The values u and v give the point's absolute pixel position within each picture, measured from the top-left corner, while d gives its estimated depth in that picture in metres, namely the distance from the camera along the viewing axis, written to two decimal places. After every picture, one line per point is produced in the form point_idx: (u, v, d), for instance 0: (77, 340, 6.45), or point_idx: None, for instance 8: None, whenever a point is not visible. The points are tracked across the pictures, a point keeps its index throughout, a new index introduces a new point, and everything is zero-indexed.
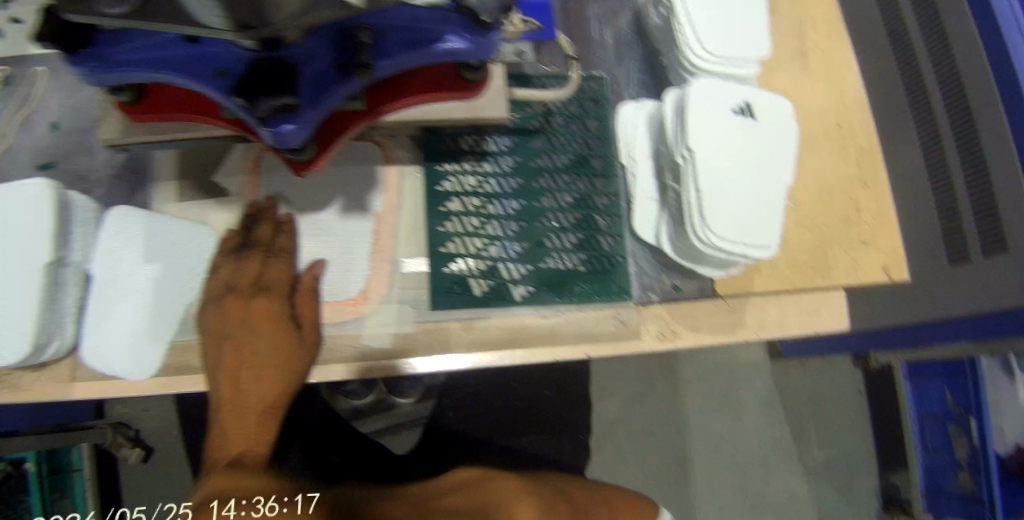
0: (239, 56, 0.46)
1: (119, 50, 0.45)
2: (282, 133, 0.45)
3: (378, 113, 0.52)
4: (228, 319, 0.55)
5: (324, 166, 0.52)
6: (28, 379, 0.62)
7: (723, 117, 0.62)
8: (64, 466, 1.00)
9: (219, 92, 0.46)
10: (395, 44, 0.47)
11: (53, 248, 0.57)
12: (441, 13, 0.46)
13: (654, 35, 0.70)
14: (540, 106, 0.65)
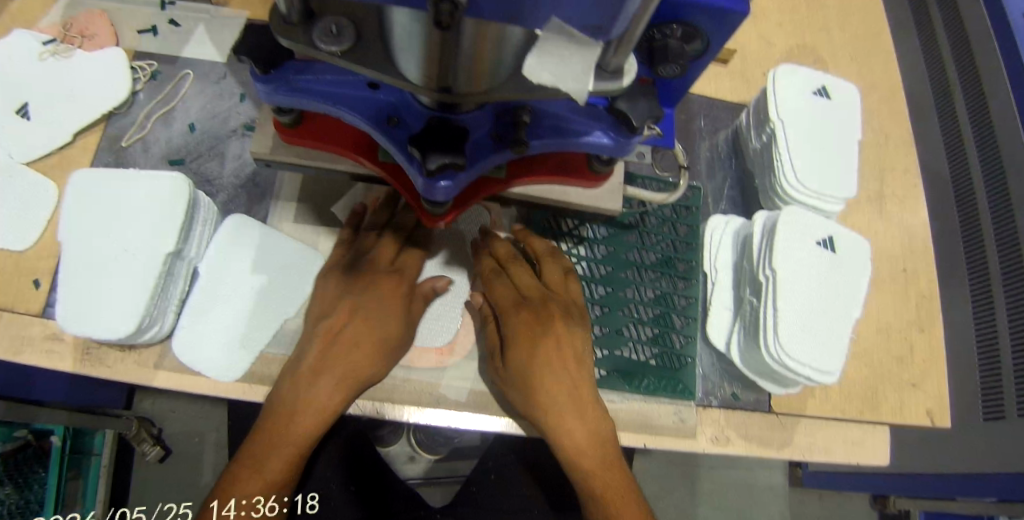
0: (411, 109, 0.51)
1: (306, 80, 0.51)
2: (438, 187, 0.49)
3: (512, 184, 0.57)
4: (356, 282, 0.63)
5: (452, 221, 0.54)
6: (116, 358, 0.66)
7: (808, 247, 0.65)
8: (84, 448, 1.08)
9: (385, 136, 0.51)
10: (546, 129, 0.53)
11: (177, 240, 0.62)
12: (592, 111, 0.53)
13: (751, 157, 0.75)
14: (641, 204, 0.70)
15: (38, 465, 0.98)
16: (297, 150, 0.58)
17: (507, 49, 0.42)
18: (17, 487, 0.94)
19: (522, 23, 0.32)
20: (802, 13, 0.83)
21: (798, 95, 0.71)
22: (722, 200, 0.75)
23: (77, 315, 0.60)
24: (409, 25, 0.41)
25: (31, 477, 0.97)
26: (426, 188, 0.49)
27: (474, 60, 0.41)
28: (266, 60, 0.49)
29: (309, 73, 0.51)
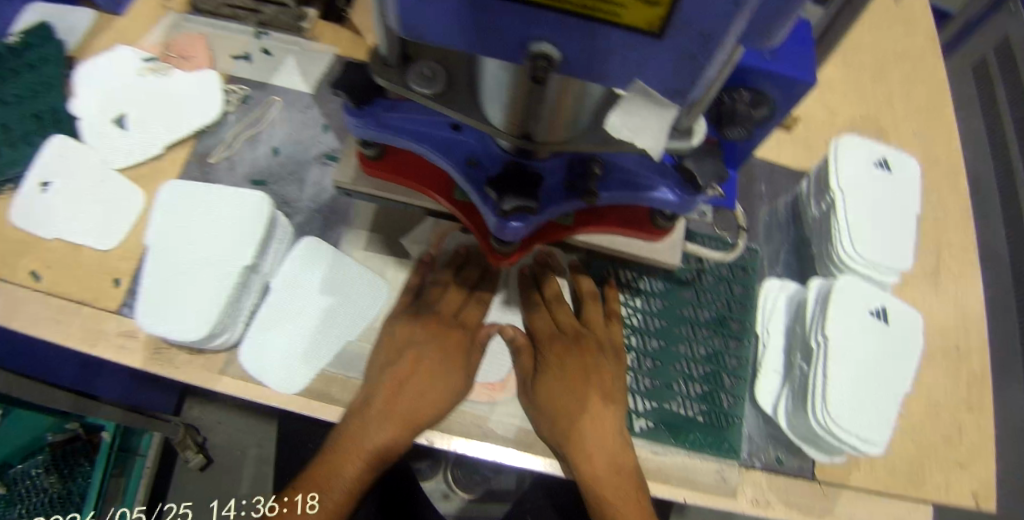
0: (490, 151, 0.54)
1: (393, 115, 0.54)
2: (509, 228, 0.50)
3: (578, 230, 0.59)
4: (422, 322, 0.69)
5: (517, 260, 0.56)
6: (185, 361, 0.70)
7: (861, 316, 0.65)
8: (132, 448, 1.16)
9: (463, 174, 0.53)
10: (615, 182, 0.55)
11: (255, 255, 0.65)
12: (662, 168, 0.56)
13: (810, 224, 0.77)
14: (699, 262, 0.73)
15: (84, 459, 1.08)
16: (377, 182, 0.62)
17: (588, 103, 0.45)
18: (60, 477, 1.06)
19: (609, 79, 0.37)
20: (867, 87, 0.86)
21: (859, 167, 0.73)
22: (777, 264, 0.77)
23: (155, 317, 0.64)
24: (500, 75, 0.43)
25: (75, 469, 1.07)
26: (497, 227, 0.51)
27: (557, 111, 0.44)
28: (360, 95, 0.52)
29: (395, 111, 0.54)
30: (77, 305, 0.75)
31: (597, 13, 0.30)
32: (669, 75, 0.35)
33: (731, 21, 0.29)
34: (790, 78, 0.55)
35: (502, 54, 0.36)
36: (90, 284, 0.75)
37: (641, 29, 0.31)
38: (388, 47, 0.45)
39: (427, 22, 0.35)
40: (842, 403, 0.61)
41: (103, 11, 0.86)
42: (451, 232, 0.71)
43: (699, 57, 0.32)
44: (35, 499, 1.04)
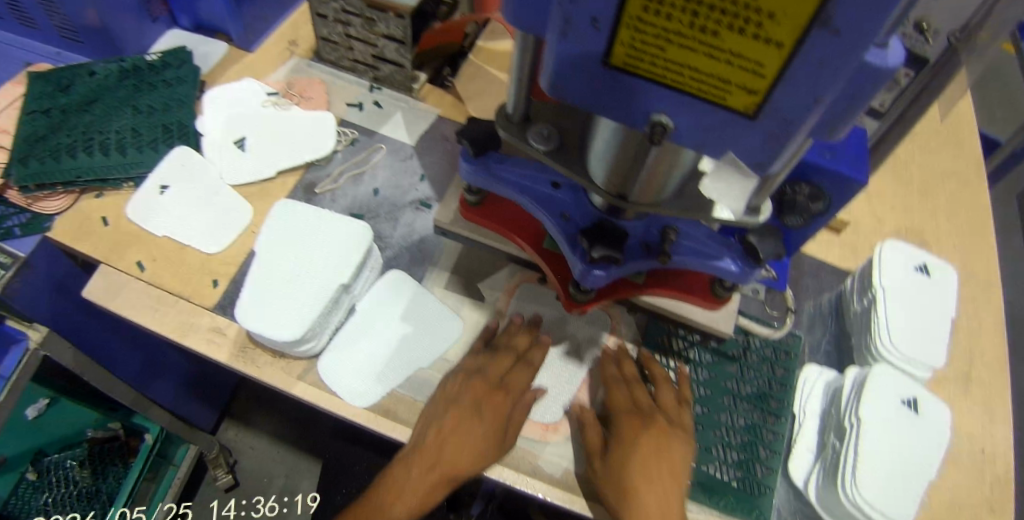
0: (582, 209, 0.61)
1: (503, 169, 0.63)
2: (591, 274, 0.58)
3: (646, 289, 0.66)
4: (466, 386, 0.69)
5: (591, 307, 0.64)
6: (265, 361, 0.77)
7: (894, 404, 0.70)
8: (168, 456, 1.30)
9: (556, 224, 0.61)
10: (687, 249, 0.62)
11: (351, 275, 0.73)
12: (728, 242, 0.63)
13: (851, 318, 0.82)
14: (745, 340, 0.78)
15: (117, 459, 1.21)
16: (472, 226, 0.70)
17: (678, 171, 0.53)
18: (92, 470, 1.17)
19: (704, 151, 0.45)
20: (913, 200, 0.93)
21: (903, 271, 0.79)
22: (819, 352, 0.83)
23: (254, 317, 0.71)
24: (610, 141, 0.52)
25: (107, 466, 1.19)
26: (581, 273, 0.59)
27: (652, 176, 0.52)
28: (480, 147, 0.61)
29: (505, 164, 0.63)
30: (175, 297, 0.83)
31: (707, 93, 0.40)
32: (755, 150, 0.43)
33: (810, 110, 0.38)
34: (847, 175, 0.61)
35: (623, 117, 0.45)
36: (190, 280, 0.84)
37: (738, 111, 0.40)
38: (516, 107, 0.55)
39: (571, 82, 0.44)
40: (871, 481, 0.65)
41: (234, 45, 1.02)
42: (523, 284, 0.77)
43: (781, 136, 0.41)
44: (64, 489, 1.14)
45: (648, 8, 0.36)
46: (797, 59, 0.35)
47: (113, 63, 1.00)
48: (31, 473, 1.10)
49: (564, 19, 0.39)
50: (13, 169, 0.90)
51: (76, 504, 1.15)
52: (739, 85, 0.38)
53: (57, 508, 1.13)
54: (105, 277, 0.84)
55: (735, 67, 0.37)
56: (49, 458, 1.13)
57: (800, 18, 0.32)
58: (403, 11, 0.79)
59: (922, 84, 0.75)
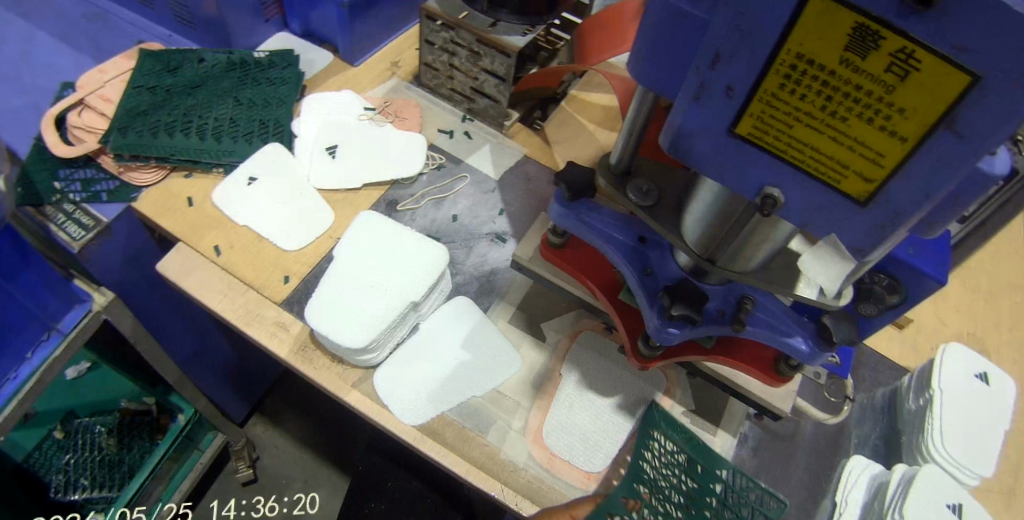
0: (665, 269, 0.63)
1: (592, 215, 0.65)
2: (667, 333, 0.60)
3: (713, 355, 0.67)
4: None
5: (658, 363, 0.65)
6: (324, 363, 0.80)
7: (938, 506, 0.69)
8: (195, 440, 1.33)
9: (637, 278, 0.62)
10: (760, 321, 0.63)
11: (421, 295, 0.76)
12: (801, 321, 0.64)
13: (904, 416, 0.81)
14: (726, 472, 0.63)
15: (145, 431, 1.23)
16: (548, 265, 0.72)
17: (768, 250, 0.52)
18: (117, 439, 1.20)
19: (806, 230, 0.40)
20: (977, 306, 0.92)
21: (960, 377, 0.79)
22: (866, 446, 0.82)
23: (325, 319, 0.74)
24: (708, 207, 0.52)
25: (133, 437, 1.22)
26: (655, 329, 0.61)
27: (746, 246, 0.52)
28: (575, 191, 0.64)
29: (595, 211, 0.65)
30: (246, 286, 0.86)
31: (821, 174, 0.36)
32: (858, 238, 0.38)
33: (922, 206, 0.34)
34: (927, 273, 0.57)
35: (730, 184, 0.41)
36: (264, 272, 0.87)
37: (848, 196, 0.36)
38: (622, 158, 0.57)
39: (683, 145, 0.40)
40: None
41: (340, 57, 1.09)
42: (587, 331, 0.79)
43: (888, 227, 0.36)
44: (87, 454, 1.18)
45: (785, 85, 0.33)
46: (922, 156, 0.31)
47: (222, 54, 1.06)
48: (59, 433, 1.18)
49: (699, 83, 0.37)
50: (112, 138, 0.94)
51: (95, 470, 1.18)
52: (857, 171, 0.34)
53: (74, 474, 1.17)
54: (181, 255, 0.88)
55: (856, 153, 0.34)
56: (78, 421, 1.20)
57: (933, 114, 0.29)
58: (510, 49, 0.83)
59: (1010, 193, 0.75)
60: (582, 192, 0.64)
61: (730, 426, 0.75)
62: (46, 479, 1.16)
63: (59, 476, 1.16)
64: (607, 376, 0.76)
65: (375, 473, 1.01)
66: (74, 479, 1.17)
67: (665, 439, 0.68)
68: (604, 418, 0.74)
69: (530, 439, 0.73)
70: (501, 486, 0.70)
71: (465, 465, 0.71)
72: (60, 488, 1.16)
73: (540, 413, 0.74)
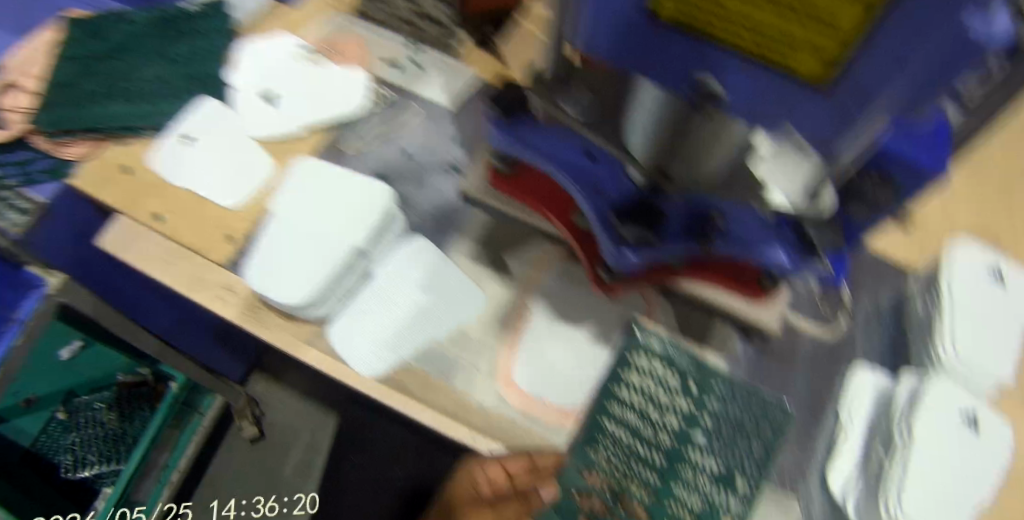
0: (621, 185, 0.55)
1: (528, 133, 0.55)
2: (622, 257, 0.54)
3: (685, 276, 0.58)
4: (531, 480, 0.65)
5: (620, 289, 0.60)
6: (275, 323, 0.73)
7: (952, 419, 0.63)
8: (194, 404, 1.30)
9: (586, 200, 0.53)
10: (734, 235, 0.52)
11: (366, 240, 0.69)
12: (782, 229, 0.52)
13: (912, 321, 0.74)
14: (722, 385, 0.60)
15: (143, 402, 1.23)
16: (496, 193, 0.65)
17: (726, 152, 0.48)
18: (117, 413, 1.22)
19: (756, 122, 0.36)
20: (992, 195, 0.83)
21: (974, 275, 0.71)
22: (874, 355, 0.75)
23: (269, 279, 0.69)
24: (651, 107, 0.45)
25: (133, 409, 1.23)
26: (610, 254, 0.56)
27: (698, 151, 0.49)
28: (508, 108, 0.55)
29: (533, 127, 0.55)
30: (190, 249, 0.80)
31: (766, 54, 0.31)
32: (819, 130, 0.33)
33: (894, 87, 0.28)
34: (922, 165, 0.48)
35: (667, 76, 0.36)
36: (206, 232, 0.80)
37: (801, 77, 0.31)
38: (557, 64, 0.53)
39: (608, 38, 0.36)
40: (917, 503, 0.59)
41: None
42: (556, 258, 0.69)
43: (853, 114, 0.31)
44: (92, 431, 1.21)
45: None
46: (887, 15, 0.25)
47: (150, 13, 0.98)
48: (60, 413, 1.19)
49: None
50: (43, 114, 0.90)
51: (101, 447, 1.21)
52: (809, 47, 0.29)
53: (79, 452, 1.20)
54: (123, 227, 0.82)
55: (806, 23, 0.27)
56: (77, 398, 1.20)
57: None
58: None
59: None
60: (515, 108, 0.54)
61: (720, 346, 0.68)
62: (55, 459, 1.19)
63: (67, 456, 1.19)
64: (580, 306, 0.68)
65: None
66: (80, 458, 1.19)
67: (652, 359, 0.63)
68: (580, 350, 0.67)
69: (501, 384, 0.66)
70: (470, 432, 0.65)
71: (433, 415, 0.66)
72: (69, 468, 1.19)
73: (507, 352, 0.67)
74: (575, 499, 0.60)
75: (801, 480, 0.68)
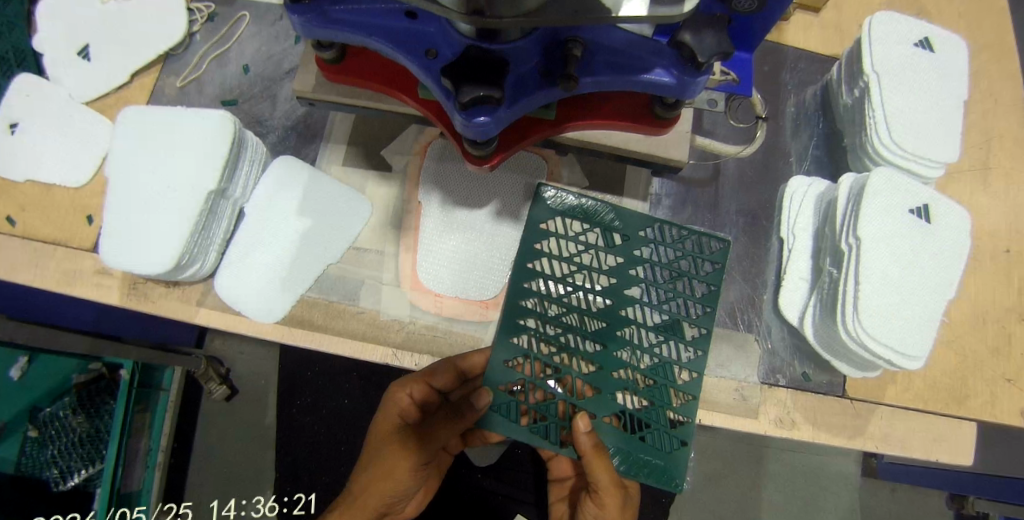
0: (451, 41, 0.46)
1: (338, 10, 0.47)
2: (475, 124, 0.45)
3: (564, 126, 0.54)
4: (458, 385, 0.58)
5: (497, 162, 0.53)
6: (159, 293, 0.64)
7: (900, 214, 0.57)
8: (155, 382, 0.96)
9: (425, 71, 0.46)
10: (602, 63, 0.47)
11: (220, 178, 0.58)
12: (655, 45, 0.47)
13: (841, 114, 0.67)
14: (651, 233, 0.61)
15: (110, 397, 0.94)
16: (341, 88, 0.57)
17: None
18: (88, 416, 0.92)
19: None
20: None
21: (897, 45, 0.63)
22: (806, 160, 0.68)
23: (119, 251, 0.58)
24: None
25: (102, 407, 0.93)
26: (464, 127, 0.46)
27: None
28: None
29: (343, 3, 0.47)
30: (35, 239, 0.68)
31: None
32: None
33: None
34: None
35: None
36: (50, 212, 0.69)
37: None
38: None
39: None
40: (877, 311, 0.54)
41: None
42: (439, 139, 0.64)
43: None
44: (65, 439, 0.91)
45: None
46: None
47: None
48: (31, 430, 0.90)
49: None
50: None
51: (79, 452, 0.91)
52: None
53: (65, 460, 0.91)
54: None
55: None
56: (44, 411, 0.91)
57: None
58: None
59: None
60: None
61: (637, 191, 0.66)
62: (42, 475, 0.90)
63: (53, 469, 0.90)
64: (472, 185, 0.63)
65: (296, 365, 0.87)
66: (69, 465, 0.91)
67: (570, 222, 0.61)
68: (485, 233, 0.62)
69: (408, 288, 0.61)
70: (393, 349, 0.60)
71: (347, 344, 0.60)
72: (60, 480, 0.90)
73: (410, 255, 0.62)
74: (506, 396, 0.57)
75: (753, 314, 0.65)
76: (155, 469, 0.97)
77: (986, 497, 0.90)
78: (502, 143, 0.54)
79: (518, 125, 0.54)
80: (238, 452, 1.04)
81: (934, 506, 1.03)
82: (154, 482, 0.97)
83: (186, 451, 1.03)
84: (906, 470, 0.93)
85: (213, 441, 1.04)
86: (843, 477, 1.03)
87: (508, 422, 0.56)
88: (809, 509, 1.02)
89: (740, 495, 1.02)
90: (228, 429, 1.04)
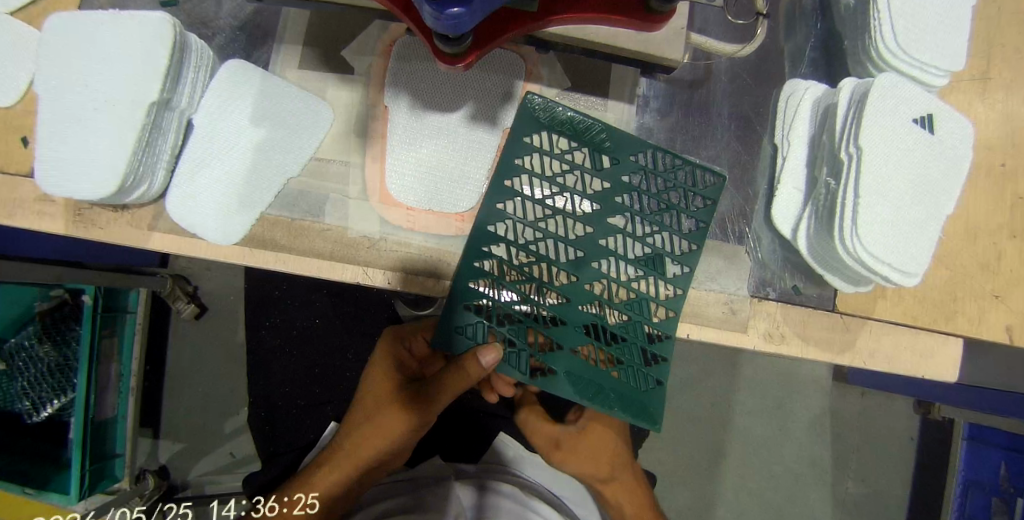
0: None
1: None
2: (448, 18, 0.37)
3: (546, 21, 0.48)
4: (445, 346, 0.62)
5: (472, 64, 0.47)
6: (107, 219, 0.58)
7: (901, 126, 0.53)
8: (117, 306, 0.90)
9: None
10: None
11: (162, 88, 0.52)
12: None
13: (839, 14, 0.63)
14: (644, 157, 0.59)
15: (76, 323, 0.88)
16: None
17: None
18: (55, 344, 0.88)
19: None
20: None
21: None
22: (802, 64, 0.65)
23: (57, 173, 0.52)
24: None
25: (68, 335, 0.88)
26: (434, 21, 0.38)
27: None
28: None
29: None
30: None
31: None
32: None
33: None
34: None
35: None
36: None
37: None
38: None
39: None
40: (872, 225, 0.51)
41: None
42: (407, 36, 0.59)
43: None
44: (34, 370, 0.87)
45: None
46: None
47: None
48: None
49: None
50: None
51: (50, 382, 0.87)
52: None
53: (36, 391, 0.88)
54: None
55: None
56: (10, 343, 0.87)
57: None
58: None
59: None
60: None
61: (622, 92, 0.62)
62: (15, 408, 0.87)
63: (25, 401, 0.87)
64: (442, 88, 0.59)
65: (267, 296, 0.84)
66: (40, 396, 0.87)
67: (557, 138, 0.58)
68: (458, 139, 0.59)
69: (377, 202, 0.58)
70: (361, 269, 0.57)
71: (313, 263, 0.57)
72: (34, 411, 0.87)
73: (377, 163, 0.59)
74: (475, 319, 0.57)
75: (743, 225, 0.63)
76: (129, 394, 0.93)
77: (956, 405, 0.91)
78: (477, 40, 0.48)
79: (495, 20, 0.48)
80: (211, 392, 1.01)
81: (906, 422, 1.04)
82: (130, 408, 0.93)
83: (159, 392, 1.00)
84: (879, 383, 0.94)
85: (187, 383, 1.00)
86: (817, 397, 1.04)
87: (475, 343, 0.57)
88: (785, 423, 1.03)
89: (718, 414, 1.03)
90: (201, 369, 1.01)
